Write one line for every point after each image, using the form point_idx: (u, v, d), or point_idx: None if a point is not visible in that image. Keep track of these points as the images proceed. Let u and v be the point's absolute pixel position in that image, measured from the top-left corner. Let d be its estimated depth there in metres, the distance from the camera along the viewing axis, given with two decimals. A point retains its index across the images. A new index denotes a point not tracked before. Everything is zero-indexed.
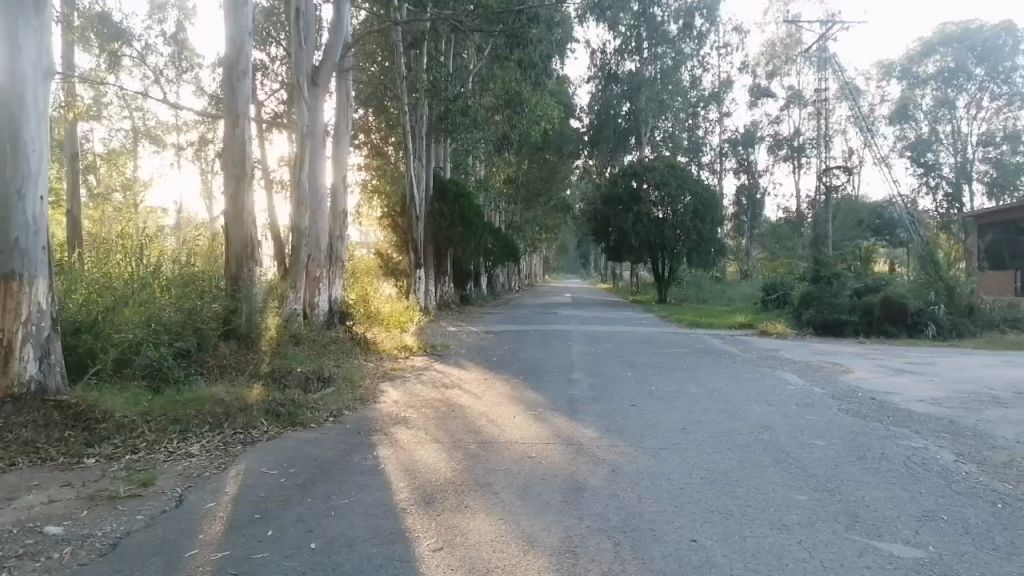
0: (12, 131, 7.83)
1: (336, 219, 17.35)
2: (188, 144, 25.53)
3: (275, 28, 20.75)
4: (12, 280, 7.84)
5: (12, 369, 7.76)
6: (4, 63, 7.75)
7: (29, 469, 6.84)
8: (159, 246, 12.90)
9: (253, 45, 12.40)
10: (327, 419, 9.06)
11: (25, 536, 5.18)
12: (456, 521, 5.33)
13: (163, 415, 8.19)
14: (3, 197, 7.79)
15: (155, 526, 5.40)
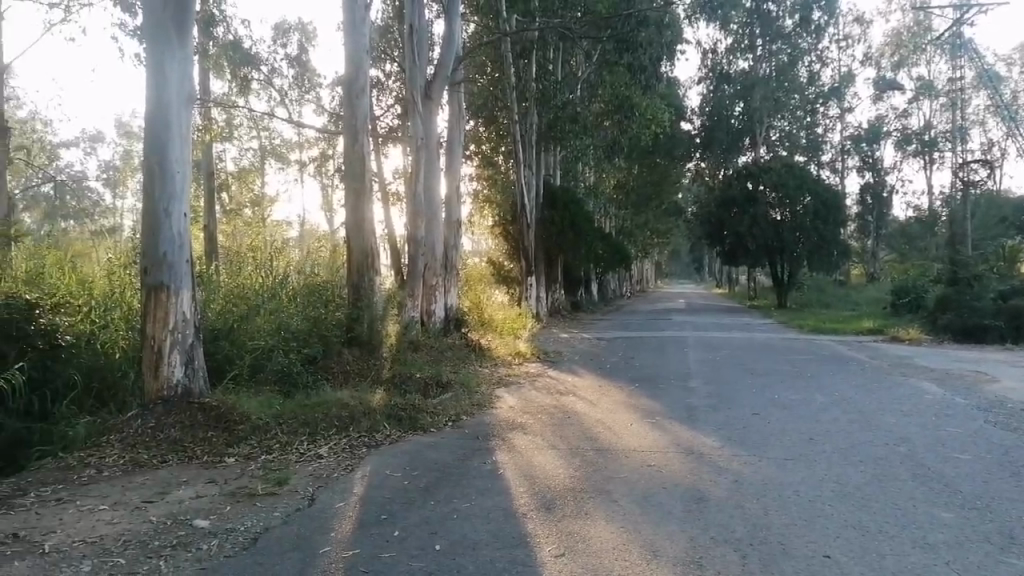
0: (161, 153, 8.51)
1: (450, 228, 17.80)
2: (310, 161, 26.85)
3: (389, 46, 21.56)
4: (161, 291, 8.50)
5: (162, 373, 8.44)
6: (152, 91, 8.45)
7: (178, 466, 7.41)
8: (286, 258, 13.67)
9: (370, 62, 12.92)
10: (446, 424, 9.27)
11: (177, 528, 5.60)
12: (577, 528, 5.33)
13: (294, 416, 8.66)
14: (153, 214, 8.48)
15: (292, 523, 5.69)
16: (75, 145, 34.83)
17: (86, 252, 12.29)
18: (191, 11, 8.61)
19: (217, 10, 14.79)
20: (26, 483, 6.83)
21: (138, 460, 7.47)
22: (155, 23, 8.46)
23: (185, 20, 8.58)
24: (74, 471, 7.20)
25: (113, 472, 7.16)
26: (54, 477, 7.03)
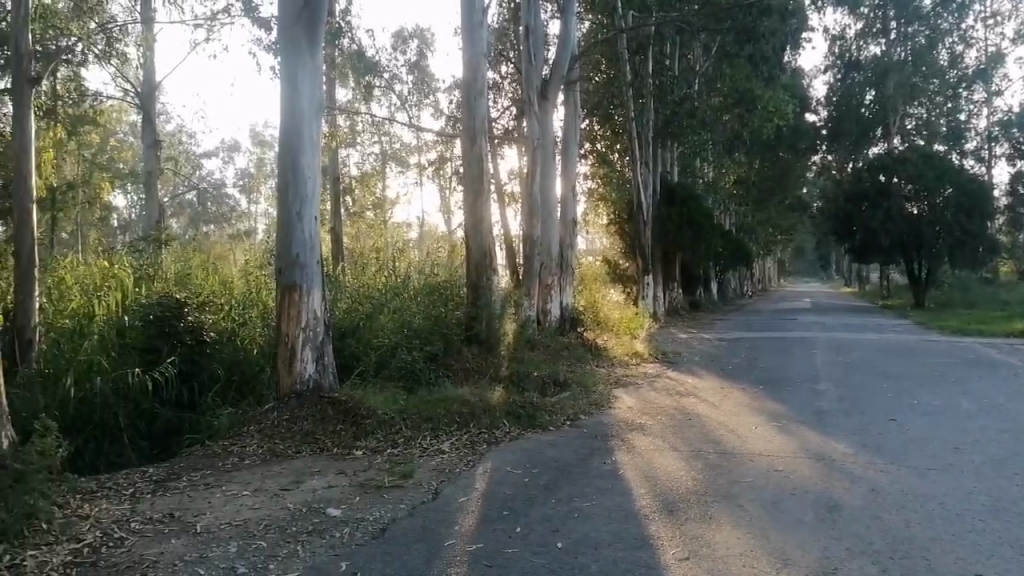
0: (294, 159, 8.99)
1: (566, 227, 17.84)
2: (429, 164, 27.60)
3: (505, 48, 21.83)
4: (294, 291, 8.98)
5: (295, 369, 8.94)
6: (286, 101, 8.95)
7: (311, 457, 7.82)
8: (407, 258, 14.16)
9: (487, 65, 13.12)
10: (564, 423, 9.30)
11: (312, 516, 5.90)
12: (702, 532, 5.22)
13: (417, 412, 8.90)
14: (287, 217, 8.97)
15: (417, 515, 5.88)
16: (215, 155, 37.38)
17: (225, 254, 13.13)
18: (321, 23, 9.04)
19: (343, 23, 15.34)
20: (178, 468, 7.40)
21: (274, 450, 7.93)
22: (288, 37, 8.94)
23: (315, 32, 9.01)
24: (219, 458, 7.75)
25: (253, 461, 7.64)
26: (203, 463, 7.59)
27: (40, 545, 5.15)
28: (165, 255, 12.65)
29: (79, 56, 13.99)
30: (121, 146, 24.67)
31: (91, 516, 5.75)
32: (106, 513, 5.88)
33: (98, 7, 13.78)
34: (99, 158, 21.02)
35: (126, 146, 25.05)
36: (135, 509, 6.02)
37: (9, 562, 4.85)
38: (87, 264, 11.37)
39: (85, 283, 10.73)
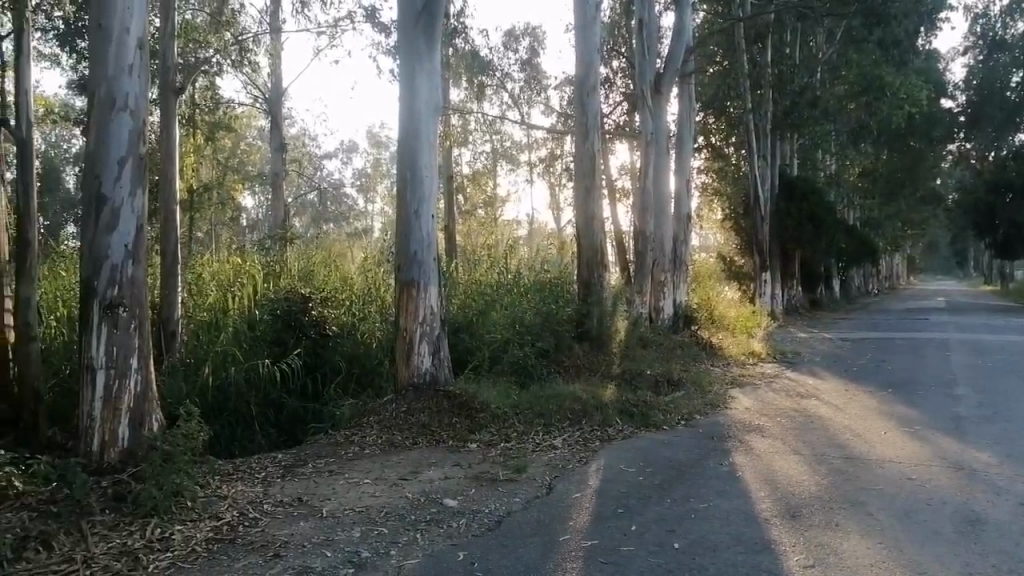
0: (413, 159, 9.26)
1: (680, 223, 17.49)
2: (539, 161, 27.73)
3: (618, 42, 21.61)
4: (412, 287, 9.26)
5: (413, 362, 9.23)
6: (405, 102, 9.22)
7: (427, 448, 8.04)
8: (518, 255, 14.30)
9: (601, 61, 13.03)
10: (679, 422, 9.13)
11: (429, 505, 6.08)
12: (828, 540, 4.99)
13: (530, 407, 8.97)
14: (405, 216, 9.25)
15: (531, 509, 5.94)
16: (335, 157, 38.92)
17: (344, 252, 13.62)
18: (438, 25, 9.26)
19: (457, 24, 15.61)
20: (304, 454, 7.78)
21: (393, 441, 8.19)
22: (408, 40, 9.21)
23: (433, 33, 9.24)
24: (341, 446, 8.09)
25: (373, 450, 7.93)
26: (327, 451, 7.94)
27: (185, 520, 5.57)
28: (290, 253, 13.26)
29: (215, 66, 14.92)
30: (250, 149, 26.12)
31: (228, 496, 6.14)
32: (241, 494, 6.27)
33: (233, 19, 14.65)
34: (231, 161, 22.35)
35: (255, 149, 26.50)
36: (267, 492, 6.39)
37: (160, 535, 5.28)
38: (221, 262, 12.08)
39: (220, 279, 11.43)
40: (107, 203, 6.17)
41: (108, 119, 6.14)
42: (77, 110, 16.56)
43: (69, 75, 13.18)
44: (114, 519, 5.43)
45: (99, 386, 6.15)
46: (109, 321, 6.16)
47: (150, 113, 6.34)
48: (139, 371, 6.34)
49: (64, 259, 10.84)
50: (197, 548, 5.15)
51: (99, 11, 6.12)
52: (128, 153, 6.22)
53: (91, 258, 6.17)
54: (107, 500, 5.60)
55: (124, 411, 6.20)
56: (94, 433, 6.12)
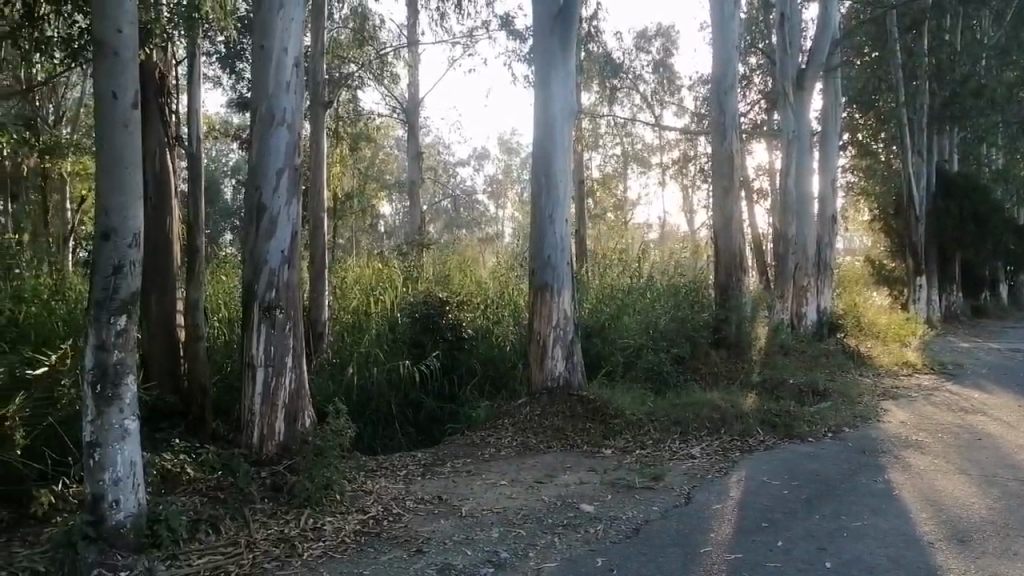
0: (547, 163, 9.31)
1: (824, 224, 16.59)
2: (671, 163, 27.20)
3: (755, 38, 20.85)
4: (546, 291, 9.31)
5: (547, 366, 9.29)
6: (541, 107, 9.30)
7: (562, 452, 8.04)
8: (650, 259, 14.07)
9: (738, 58, 12.60)
10: (826, 435, 8.66)
11: (566, 509, 6.07)
12: (1005, 570, 4.55)
13: (667, 415, 8.80)
14: (540, 221, 9.34)
15: (670, 518, 5.82)
16: (468, 164, 39.85)
17: (478, 258, 13.92)
18: (574, 29, 9.28)
19: (591, 28, 15.61)
20: (442, 454, 7.99)
21: (527, 444, 8.25)
22: (543, 45, 9.29)
23: (568, 38, 9.28)
24: (478, 447, 8.23)
25: (509, 452, 8.02)
26: (463, 451, 8.10)
27: (335, 512, 5.86)
28: (427, 258, 13.69)
29: (358, 79, 15.71)
30: (389, 158, 27.22)
31: (373, 491, 6.41)
32: (385, 491, 6.53)
33: (376, 34, 15.36)
34: (371, 170, 23.40)
35: (393, 158, 27.61)
36: (409, 489, 6.62)
37: (312, 525, 5.58)
38: (361, 268, 12.64)
39: (363, 282, 12.01)
40: (267, 211, 6.61)
41: (269, 132, 6.58)
42: (236, 125, 17.91)
43: (230, 95, 14.27)
44: (272, 508, 5.80)
45: (259, 382, 6.58)
46: (268, 322, 6.58)
47: (304, 126, 6.73)
48: (293, 370, 6.75)
49: (223, 267, 11.67)
50: (347, 540, 5.40)
51: (261, 33, 6.58)
52: (285, 164, 6.64)
53: (252, 263, 6.62)
54: (265, 490, 5.99)
55: (280, 407, 6.61)
56: (254, 426, 6.55)
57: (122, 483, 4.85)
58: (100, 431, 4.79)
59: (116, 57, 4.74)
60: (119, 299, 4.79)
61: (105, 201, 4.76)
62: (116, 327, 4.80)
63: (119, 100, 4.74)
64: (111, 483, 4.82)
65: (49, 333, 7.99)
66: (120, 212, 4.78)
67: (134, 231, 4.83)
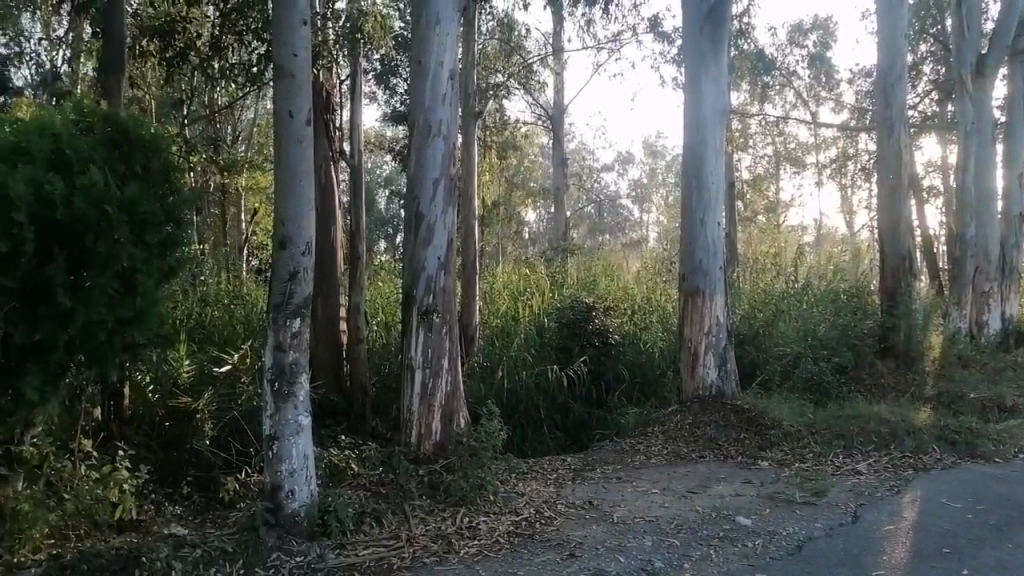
0: (697, 166, 9.10)
1: (1008, 224, 15.07)
2: (830, 163, 25.69)
3: (927, 24, 19.30)
4: (698, 297, 9.09)
5: (699, 374, 9.06)
6: (691, 108, 9.10)
7: (715, 462, 7.80)
8: (807, 263, 13.38)
9: (908, 46, 11.72)
10: (1015, 456, 7.84)
11: (722, 521, 5.88)
12: None
13: (828, 428, 8.32)
14: (691, 225, 9.13)
15: (836, 537, 5.49)
16: (612, 169, 39.50)
17: (623, 265, 13.82)
18: (726, 27, 9.02)
19: (742, 25, 15.09)
20: (592, 460, 7.96)
21: (678, 453, 8.08)
22: (694, 45, 9.09)
23: (720, 36, 9.03)
24: (628, 454, 8.11)
25: (659, 461, 7.86)
26: (613, 458, 8.03)
27: (489, 512, 6.00)
28: (572, 264, 13.72)
29: (506, 89, 16.00)
30: (534, 165, 27.53)
31: (525, 493, 6.50)
32: (536, 493, 6.60)
33: (522, 44, 15.60)
34: (517, 178, 23.78)
35: (537, 165, 27.92)
36: (560, 493, 6.66)
37: (468, 524, 5.75)
38: (508, 275, 12.88)
39: (513, 287, 12.24)
40: (425, 219, 6.90)
41: (426, 143, 6.87)
42: (390, 138, 18.75)
43: (385, 109, 14.98)
44: (429, 505, 6.02)
45: (417, 384, 6.87)
46: (425, 326, 6.86)
47: (459, 136, 6.97)
48: (449, 372, 6.99)
49: (380, 275, 12.27)
50: (501, 540, 5.51)
51: (419, 49, 6.89)
52: (441, 173, 6.89)
53: (410, 269, 6.93)
54: (423, 487, 6.23)
55: (436, 407, 6.87)
56: (412, 425, 6.84)
57: (296, 475, 5.22)
58: (278, 425, 5.18)
59: (292, 79, 5.11)
60: (294, 303, 5.15)
61: (283, 212, 5.14)
62: (291, 328, 5.15)
63: (295, 119, 5.12)
64: (288, 474, 5.20)
65: (230, 334, 8.76)
66: (295, 222, 5.14)
67: (307, 239, 5.17)
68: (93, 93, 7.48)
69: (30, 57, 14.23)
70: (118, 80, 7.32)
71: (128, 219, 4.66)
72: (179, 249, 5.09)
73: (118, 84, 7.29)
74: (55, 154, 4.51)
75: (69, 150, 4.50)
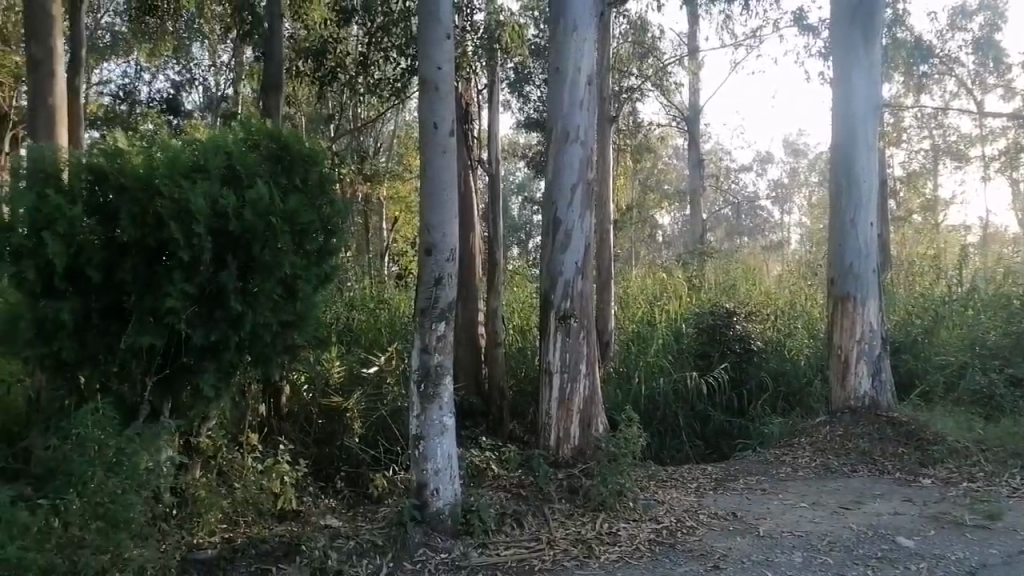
0: (848, 165, 8.61)
1: None
2: (998, 156, 23.53)
3: None
4: (849, 302, 8.60)
5: (850, 383, 8.56)
6: (841, 103, 8.63)
7: (870, 477, 7.32)
8: (972, 265, 12.35)
9: None
10: None
11: (880, 541, 5.52)
12: None
13: (1001, 446, 7.64)
14: (840, 226, 8.65)
15: (1015, 566, 5.02)
16: (750, 169, 38.04)
17: (762, 270, 13.34)
18: (880, 15, 8.50)
19: (896, 10, 14.11)
20: (734, 470, 7.69)
21: (829, 465, 7.65)
22: (843, 37, 8.63)
23: (873, 26, 8.52)
24: (773, 465, 7.76)
25: (807, 473, 7.47)
26: (758, 469, 7.71)
27: (629, 519, 5.95)
28: (709, 267, 13.37)
29: (640, 91, 15.81)
30: (668, 168, 27.04)
31: (665, 501, 6.39)
32: (677, 502, 6.47)
33: (656, 45, 15.38)
34: (650, 181, 23.44)
35: (671, 168, 27.39)
36: (701, 503, 6.49)
37: (608, 530, 5.72)
38: (643, 280, 12.73)
39: (648, 292, 12.05)
40: (562, 224, 6.94)
41: (563, 148, 6.92)
42: (523, 144, 18.99)
43: (518, 117, 15.21)
44: (569, 509, 6.04)
45: (555, 387, 6.92)
46: (563, 330, 6.89)
47: (596, 141, 6.97)
48: (587, 376, 7.00)
49: (514, 280, 12.42)
50: (642, 547, 5.44)
51: (557, 56, 6.95)
52: (578, 178, 6.91)
53: (548, 275, 6.99)
54: (562, 491, 6.26)
55: (575, 411, 6.89)
56: (551, 428, 6.90)
57: (441, 474, 5.39)
58: (424, 424, 5.38)
59: (437, 90, 5.30)
60: (440, 306, 5.32)
61: (428, 219, 5.33)
62: (436, 332, 5.33)
63: (439, 129, 5.30)
64: (433, 472, 5.37)
65: (374, 337, 9.18)
66: (440, 229, 5.32)
67: (450, 246, 5.33)
68: (256, 111, 8.08)
69: (199, 82, 15.57)
70: (277, 98, 7.86)
71: (290, 229, 4.99)
72: (333, 256, 5.41)
73: (277, 102, 7.83)
74: (228, 170, 4.92)
75: (240, 165, 4.91)
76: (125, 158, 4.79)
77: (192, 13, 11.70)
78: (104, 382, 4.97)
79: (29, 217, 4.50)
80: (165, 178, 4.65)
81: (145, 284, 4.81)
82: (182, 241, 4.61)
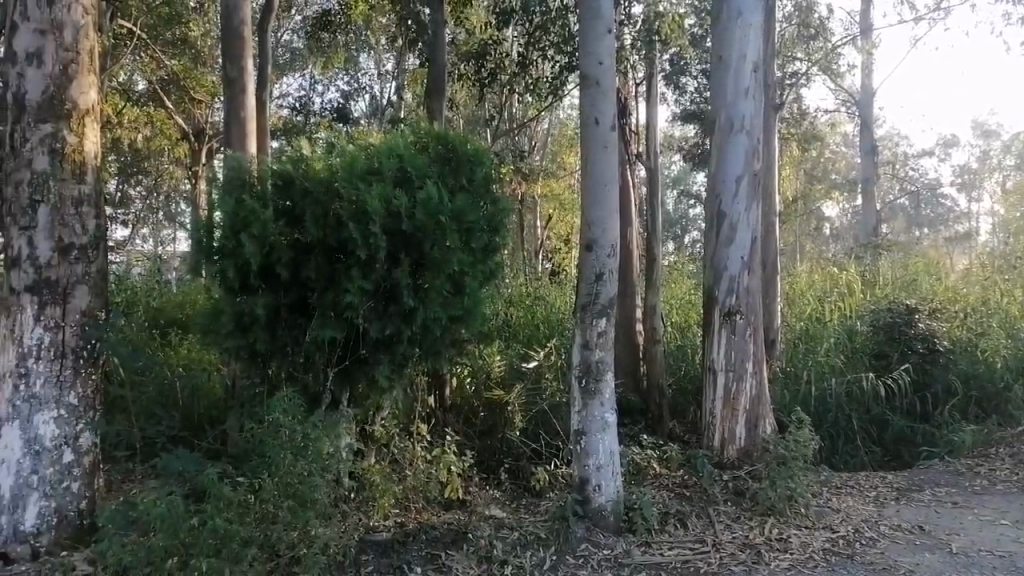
0: None
1: None
2: None
3: None
4: None
5: None
6: None
7: None
8: None
9: None
10: None
11: None
12: None
13: None
14: None
15: None
16: (931, 154, 34.95)
17: (948, 264, 12.26)
18: None
19: None
20: (919, 480, 7.08)
21: None
22: None
23: None
24: (965, 478, 7.08)
25: (1007, 488, 6.76)
26: (947, 480, 7.05)
27: (800, 525, 5.66)
28: (885, 261, 12.44)
29: (806, 75, 14.97)
30: (836, 156, 25.41)
31: (840, 509, 6.00)
32: (854, 511, 6.07)
33: (825, 26, 14.50)
34: (816, 171, 22.13)
35: (840, 156, 25.73)
36: (882, 513, 6.04)
37: (779, 535, 5.47)
38: (810, 275, 12.04)
39: (816, 288, 11.38)
40: (727, 217, 6.71)
41: (728, 139, 6.68)
42: (680, 137, 18.56)
43: (674, 110, 14.89)
44: (735, 512, 5.84)
45: (720, 386, 6.70)
46: (728, 328, 6.68)
47: (762, 130, 6.68)
48: (753, 376, 6.72)
49: (672, 276, 12.14)
50: (815, 556, 5.15)
51: (720, 43, 6.71)
52: (744, 169, 6.64)
53: (712, 270, 6.79)
54: (728, 493, 6.06)
55: (741, 411, 6.64)
56: (715, 429, 6.69)
57: (603, 470, 5.36)
58: (586, 419, 5.37)
59: (598, 86, 5.29)
60: (601, 302, 5.31)
61: (589, 216, 5.32)
62: (597, 328, 5.32)
63: (600, 124, 5.29)
64: (595, 468, 5.35)
65: (533, 333, 9.30)
66: (600, 225, 5.30)
67: (612, 242, 5.31)
68: (421, 116, 8.41)
69: (365, 90, 16.42)
70: (440, 101, 8.14)
71: (457, 227, 5.16)
72: (497, 252, 5.54)
73: (440, 105, 8.13)
74: (400, 172, 5.16)
75: (411, 167, 5.14)
76: (308, 163, 5.16)
77: (361, 26, 12.39)
78: (291, 371, 5.39)
79: (228, 221, 4.96)
80: (344, 180, 4.96)
81: (327, 281, 5.15)
82: (360, 241, 4.89)
